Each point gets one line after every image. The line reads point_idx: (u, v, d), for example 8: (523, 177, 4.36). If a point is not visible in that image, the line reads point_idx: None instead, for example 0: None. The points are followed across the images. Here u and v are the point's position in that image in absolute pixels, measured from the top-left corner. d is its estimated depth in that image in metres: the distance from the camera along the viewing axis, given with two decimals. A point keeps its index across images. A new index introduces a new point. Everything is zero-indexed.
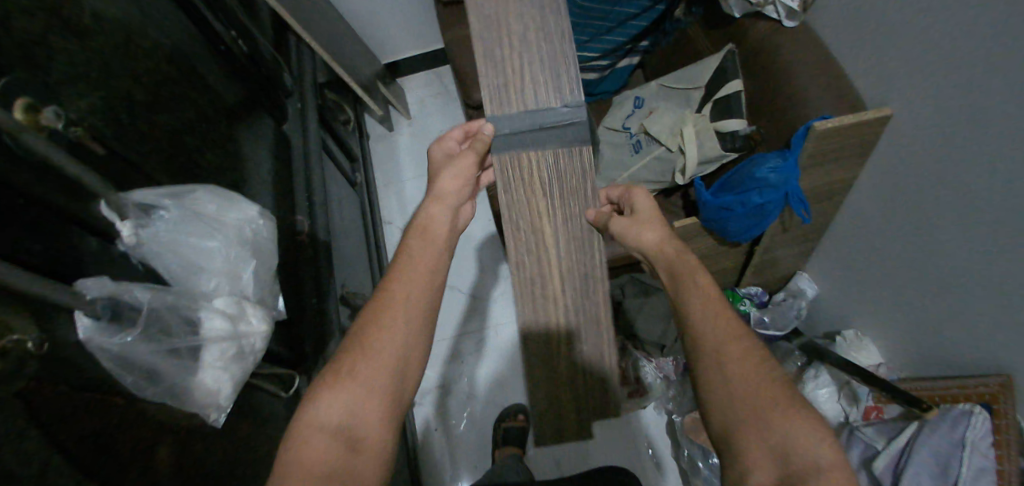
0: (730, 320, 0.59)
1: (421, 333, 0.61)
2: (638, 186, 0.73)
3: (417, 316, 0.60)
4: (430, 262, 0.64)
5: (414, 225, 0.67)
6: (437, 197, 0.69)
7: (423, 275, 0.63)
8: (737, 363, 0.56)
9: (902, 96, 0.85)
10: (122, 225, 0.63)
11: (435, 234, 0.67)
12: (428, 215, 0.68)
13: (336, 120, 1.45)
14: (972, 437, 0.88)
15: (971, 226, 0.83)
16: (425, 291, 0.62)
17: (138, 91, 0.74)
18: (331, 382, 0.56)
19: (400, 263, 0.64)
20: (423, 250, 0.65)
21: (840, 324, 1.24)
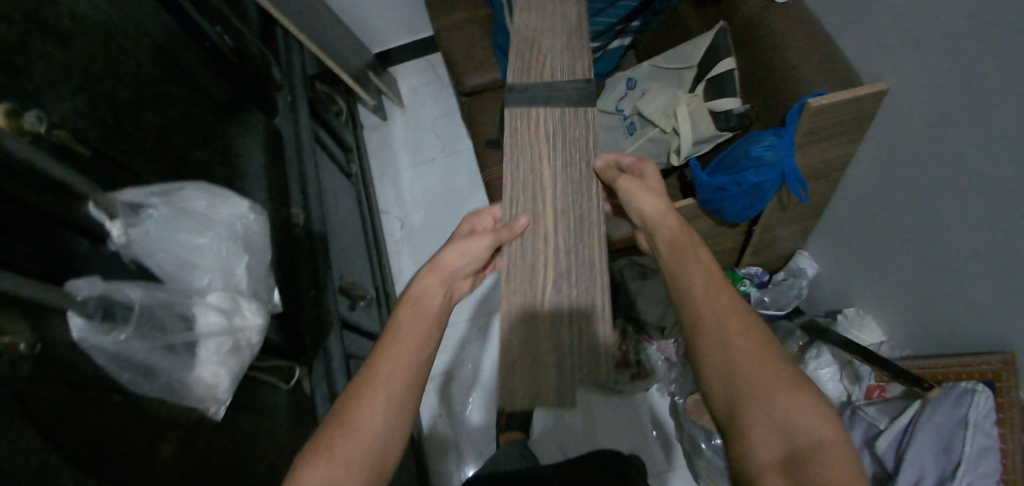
0: (732, 297, 0.59)
1: (407, 406, 0.59)
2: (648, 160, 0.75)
3: (400, 390, 0.58)
4: (417, 334, 0.63)
5: (405, 298, 0.66)
6: (436, 268, 0.69)
7: (409, 348, 0.61)
8: (745, 339, 0.55)
9: (898, 69, 0.83)
10: (112, 225, 0.63)
11: (424, 306, 0.66)
12: (421, 287, 0.67)
13: (328, 112, 1.44)
14: (975, 415, 0.88)
15: (969, 198, 0.81)
16: (410, 366, 0.60)
17: (122, 91, 0.74)
18: (311, 460, 0.54)
19: (389, 334, 0.63)
20: (412, 323, 0.64)
21: (840, 301, 1.23)
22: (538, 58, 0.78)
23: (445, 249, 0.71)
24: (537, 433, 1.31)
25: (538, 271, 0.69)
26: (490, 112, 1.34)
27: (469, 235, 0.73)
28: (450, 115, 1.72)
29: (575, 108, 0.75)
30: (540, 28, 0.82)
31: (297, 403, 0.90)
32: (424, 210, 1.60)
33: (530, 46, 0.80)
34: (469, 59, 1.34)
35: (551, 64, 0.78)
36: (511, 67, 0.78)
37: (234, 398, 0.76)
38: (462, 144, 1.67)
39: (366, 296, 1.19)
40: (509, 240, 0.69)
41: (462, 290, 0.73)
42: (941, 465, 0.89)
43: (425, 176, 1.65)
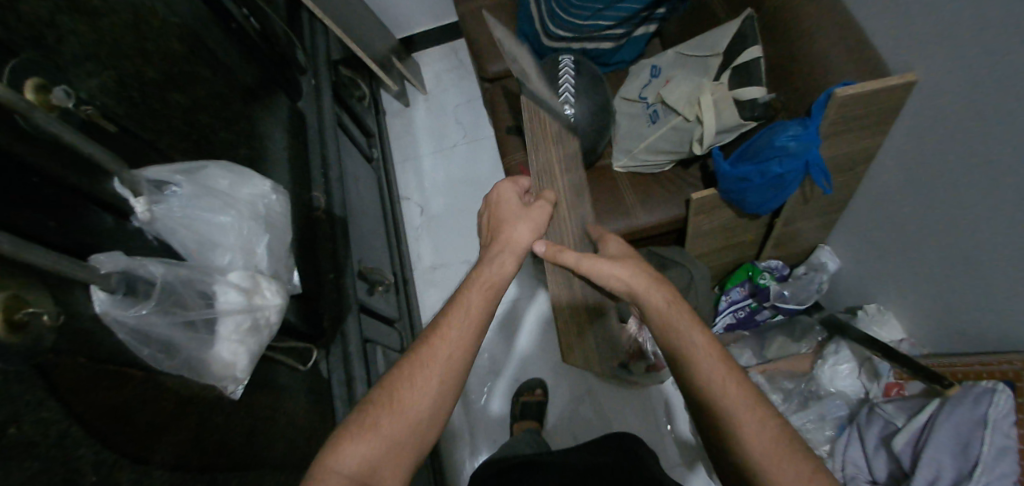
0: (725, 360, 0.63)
1: (454, 390, 0.61)
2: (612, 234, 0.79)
3: (453, 373, 0.61)
4: (485, 317, 0.65)
5: (476, 277, 0.68)
6: (512, 247, 0.71)
7: (472, 328, 0.64)
8: (741, 405, 0.59)
9: (929, 62, 0.81)
10: (136, 201, 0.64)
11: (496, 291, 0.68)
12: (497, 266, 0.69)
13: (352, 97, 1.44)
14: (994, 415, 0.86)
15: (997, 198, 0.79)
16: (469, 348, 0.63)
17: (149, 69, 0.74)
18: (352, 436, 0.57)
19: (454, 312, 0.65)
20: (482, 304, 0.66)
21: (863, 298, 1.21)
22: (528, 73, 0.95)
23: (518, 223, 0.73)
24: (550, 422, 1.31)
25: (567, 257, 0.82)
26: (511, 99, 1.32)
27: (524, 210, 0.75)
28: (472, 102, 1.71)
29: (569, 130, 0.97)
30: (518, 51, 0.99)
31: (315, 384, 0.91)
32: (442, 197, 1.60)
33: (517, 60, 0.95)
34: (492, 45, 1.33)
35: (538, 83, 0.96)
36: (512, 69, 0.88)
37: (253, 377, 0.77)
38: (484, 132, 1.66)
39: (385, 281, 1.19)
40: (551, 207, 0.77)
41: None
42: (959, 465, 0.87)
43: (445, 163, 1.64)
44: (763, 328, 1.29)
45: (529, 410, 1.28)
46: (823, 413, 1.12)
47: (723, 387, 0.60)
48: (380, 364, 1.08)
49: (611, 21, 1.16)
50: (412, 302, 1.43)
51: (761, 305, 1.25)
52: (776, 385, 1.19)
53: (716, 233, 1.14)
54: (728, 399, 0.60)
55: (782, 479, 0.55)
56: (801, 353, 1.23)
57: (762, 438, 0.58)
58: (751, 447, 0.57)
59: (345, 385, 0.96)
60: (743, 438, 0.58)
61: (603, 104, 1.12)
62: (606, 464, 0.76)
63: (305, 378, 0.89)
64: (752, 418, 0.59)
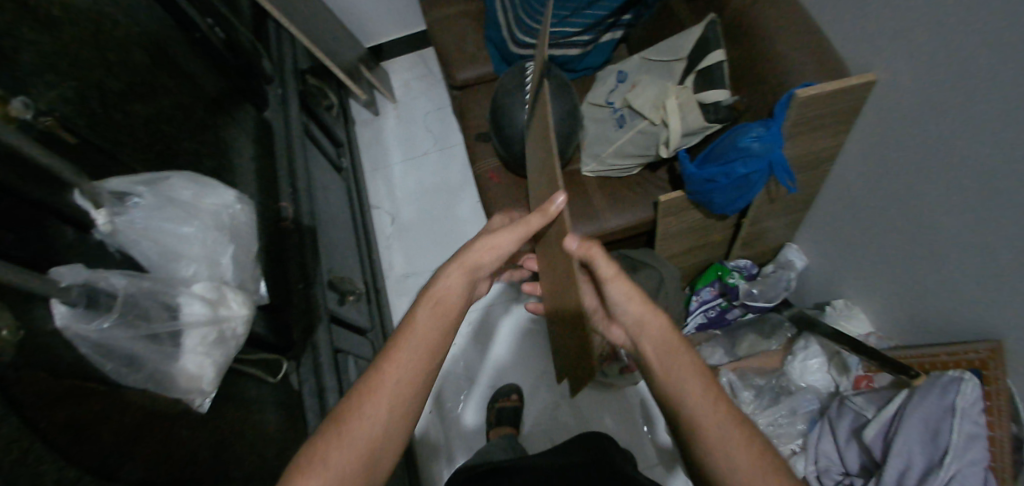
0: (709, 375, 0.63)
1: (404, 413, 0.60)
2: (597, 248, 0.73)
3: (402, 395, 0.60)
4: (434, 338, 0.64)
5: (429, 295, 0.67)
6: (464, 264, 0.70)
7: (421, 355, 0.62)
8: (726, 417, 0.59)
9: (886, 61, 0.84)
10: (97, 213, 0.64)
11: (446, 309, 0.66)
12: (446, 285, 0.68)
13: (320, 106, 1.43)
14: (963, 403, 0.88)
15: (953, 190, 0.82)
16: (417, 373, 0.62)
17: (111, 80, 0.73)
18: (298, 472, 0.54)
19: (403, 334, 0.64)
20: (430, 324, 0.64)
21: (830, 294, 1.23)
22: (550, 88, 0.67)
23: (475, 242, 0.72)
24: (526, 428, 1.31)
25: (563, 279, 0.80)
26: (480, 106, 1.33)
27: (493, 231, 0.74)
28: (442, 109, 1.72)
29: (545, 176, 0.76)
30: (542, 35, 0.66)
31: (285, 397, 0.90)
32: (415, 205, 1.60)
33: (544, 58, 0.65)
34: (460, 52, 1.34)
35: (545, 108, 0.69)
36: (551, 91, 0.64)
37: (220, 391, 0.76)
38: (455, 138, 1.68)
39: (356, 290, 1.19)
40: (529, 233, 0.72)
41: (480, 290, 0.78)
42: (929, 454, 0.89)
43: (417, 170, 1.65)
44: (734, 327, 1.30)
45: (506, 415, 1.27)
46: (795, 407, 1.14)
47: (709, 401, 0.60)
48: (352, 374, 1.08)
49: (577, 27, 1.19)
50: (384, 312, 1.42)
51: (732, 304, 1.26)
52: (747, 382, 1.21)
53: (685, 235, 1.16)
54: (714, 412, 0.59)
55: None
56: (771, 350, 1.25)
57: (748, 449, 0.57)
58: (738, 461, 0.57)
59: (316, 396, 0.95)
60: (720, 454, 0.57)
61: (571, 108, 1.14)
62: (576, 466, 0.76)
63: (275, 390, 0.88)
64: (736, 431, 0.58)
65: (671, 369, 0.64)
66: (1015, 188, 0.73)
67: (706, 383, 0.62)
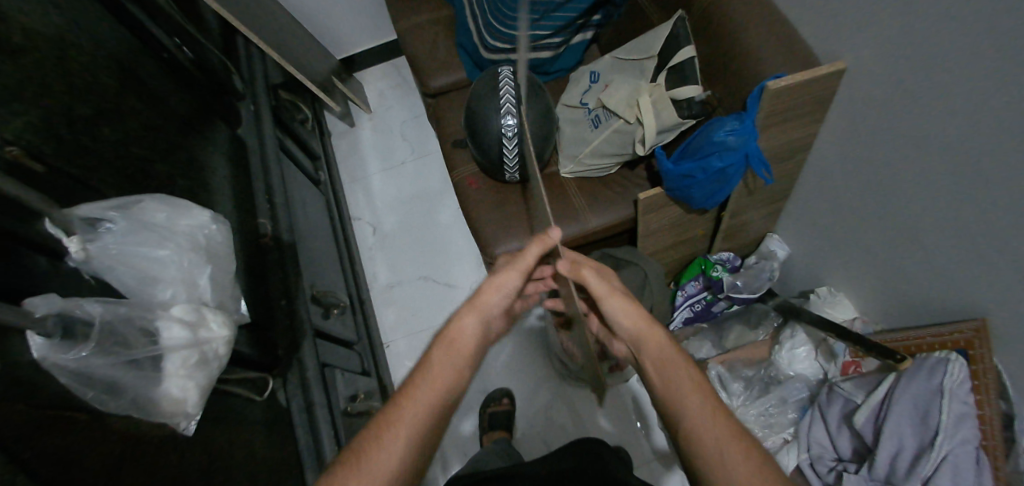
0: (711, 395, 0.62)
1: (422, 452, 0.60)
2: (585, 267, 0.76)
3: (421, 433, 0.60)
4: (450, 377, 0.65)
5: (442, 337, 0.68)
6: (475, 306, 0.71)
7: (438, 391, 0.63)
8: (727, 438, 0.58)
9: (853, 48, 0.85)
10: (69, 241, 0.62)
11: (460, 347, 0.67)
12: (459, 327, 0.69)
13: (293, 120, 1.43)
14: (950, 384, 0.89)
15: (929, 172, 0.83)
16: (436, 410, 0.62)
17: (78, 106, 0.73)
18: None
19: (420, 373, 0.65)
20: (445, 363, 0.65)
21: (813, 282, 1.24)
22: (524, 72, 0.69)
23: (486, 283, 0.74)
24: (520, 430, 1.31)
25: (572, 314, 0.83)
26: (455, 112, 1.34)
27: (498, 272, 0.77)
28: (419, 117, 1.72)
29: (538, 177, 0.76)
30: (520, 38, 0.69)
31: (273, 414, 0.89)
32: (397, 215, 1.60)
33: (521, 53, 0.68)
34: (433, 60, 1.34)
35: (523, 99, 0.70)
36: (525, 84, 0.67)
37: (205, 413, 0.75)
38: (432, 145, 1.68)
39: (340, 303, 1.19)
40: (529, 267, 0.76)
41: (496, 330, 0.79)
42: (920, 436, 0.90)
43: (396, 180, 1.64)
44: (720, 319, 1.31)
45: (498, 420, 1.27)
46: (785, 397, 1.15)
47: (710, 423, 0.59)
48: (340, 389, 1.07)
49: (546, 30, 1.19)
50: (370, 323, 1.41)
51: (717, 297, 1.27)
52: (735, 374, 1.21)
53: (667, 230, 1.17)
54: (718, 428, 0.59)
55: None
56: (758, 341, 1.25)
57: (748, 473, 0.55)
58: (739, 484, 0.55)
59: (305, 412, 0.94)
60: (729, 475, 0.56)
61: (546, 110, 1.14)
62: (567, 475, 0.75)
63: (264, 409, 0.88)
64: (737, 454, 0.57)
65: (672, 390, 0.63)
66: (989, 165, 0.74)
67: (707, 402, 0.61)
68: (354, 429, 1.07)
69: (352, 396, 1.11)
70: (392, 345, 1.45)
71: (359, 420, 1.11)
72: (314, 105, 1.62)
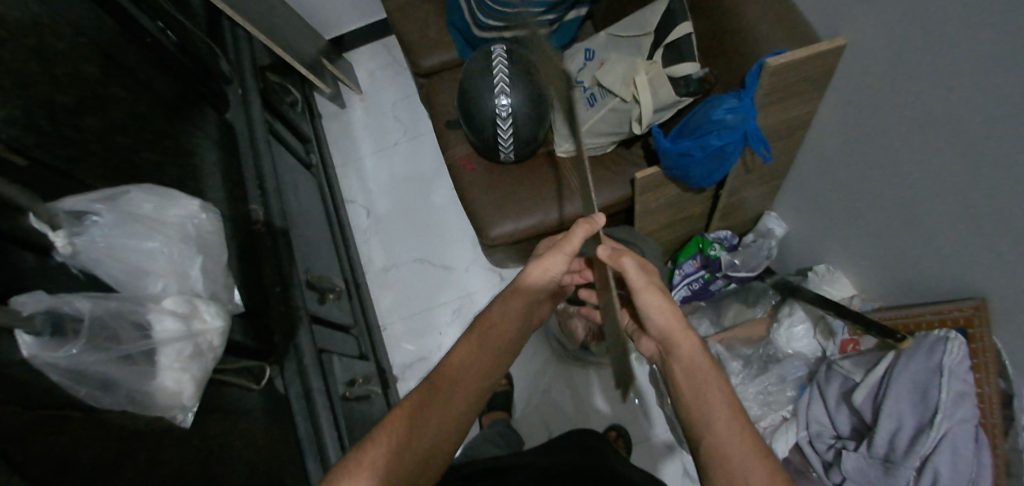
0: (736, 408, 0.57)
1: (450, 431, 0.60)
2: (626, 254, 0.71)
3: (453, 407, 0.61)
4: (484, 359, 0.65)
5: (479, 321, 0.69)
6: (519, 288, 0.72)
7: (473, 371, 0.64)
8: (747, 453, 0.53)
9: (855, 22, 0.83)
10: (56, 235, 0.61)
11: (497, 333, 0.68)
12: (503, 310, 0.70)
13: (283, 103, 1.40)
14: (949, 362, 0.89)
15: (931, 152, 0.82)
16: (469, 388, 0.63)
17: (60, 96, 0.71)
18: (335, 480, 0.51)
19: (457, 353, 0.65)
20: (483, 346, 0.66)
21: (812, 259, 1.24)
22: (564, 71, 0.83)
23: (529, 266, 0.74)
24: (520, 410, 1.32)
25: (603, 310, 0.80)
26: (447, 91, 1.31)
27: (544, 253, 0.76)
28: (410, 98, 1.70)
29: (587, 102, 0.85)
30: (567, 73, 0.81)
31: (272, 400, 0.89)
32: (390, 197, 1.58)
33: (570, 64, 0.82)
34: (424, 39, 1.32)
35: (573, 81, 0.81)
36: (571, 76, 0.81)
37: (203, 403, 0.74)
38: (424, 127, 1.65)
39: (335, 288, 1.18)
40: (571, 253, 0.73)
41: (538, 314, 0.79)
42: (919, 414, 0.90)
43: (388, 161, 1.62)
44: (718, 297, 1.31)
45: (498, 401, 1.28)
46: (783, 375, 1.15)
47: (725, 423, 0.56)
48: (338, 374, 1.07)
49: (541, 6, 1.13)
50: (366, 307, 1.40)
51: (714, 276, 1.26)
52: (734, 352, 1.21)
53: (664, 210, 1.16)
54: (732, 435, 0.55)
55: None
56: (756, 317, 1.25)
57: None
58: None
59: (303, 399, 0.94)
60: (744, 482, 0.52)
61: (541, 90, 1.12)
62: (571, 467, 0.74)
63: (264, 398, 0.87)
64: (756, 466, 0.52)
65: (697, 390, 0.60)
66: (989, 142, 0.73)
67: (731, 413, 0.57)
68: (354, 414, 1.07)
69: (351, 381, 1.12)
70: (389, 328, 1.45)
71: (359, 405, 1.11)
72: (302, 86, 1.59)
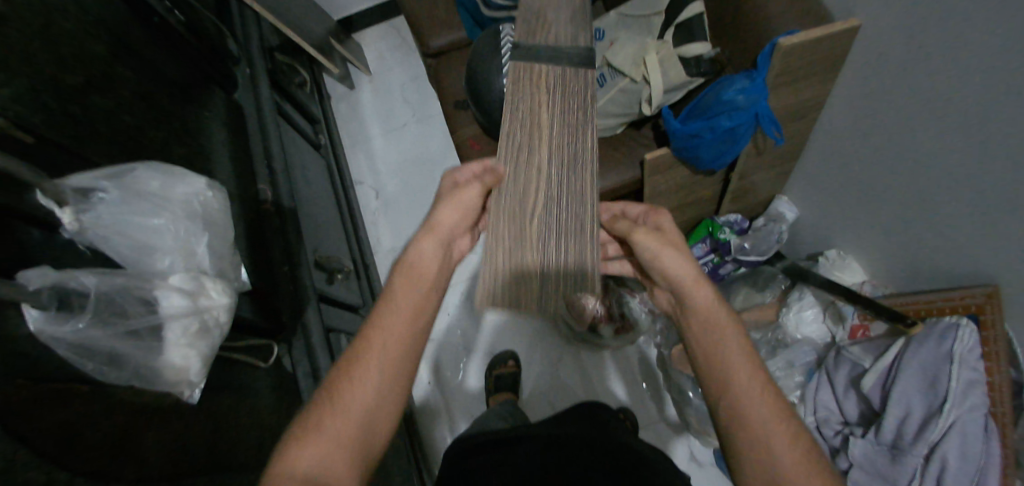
0: (761, 379, 0.58)
1: (398, 387, 0.60)
2: (637, 230, 0.67)
3: (394, 361, 0.60)
4: (412, 307, 0.64)
5: (402, 263, 0.67)
6: (432, 231, 0.70)
7: (404, 321, 0.63)
8: (773, 425, 0.55)
9: (871, 2, 0.82)
10: (62, 212, 0.61)
11: (419, 273, 0.67)
12: (418, 253, 0.68)
13: (290, 83, 1.39)
14: (960, 350, 0.88)
15: (945, 138, 0.81)
16: (406, 339, 0.62)
17: (67, 74, 0.70)
18: (298, 442, 0.54)
19: (384, 303, 0.65)
20: (407, 290, 0.65)
21: (823, 244, 1.23)
22: (539, 72, 0.82)
23: (439, 208, 0.72)
24: (526, 392, 1.32)
25: (528, 242, 0.73)
26: (455, 71, 1.31)
27: (458, 190, 0.73)
28: (418, 79, 1.68)
29: (575, 68, 0.82)
30: (544, 77, 0.82)
31: (279, 378, 0.89)
32: (398, 177, 1.58)
33: (535, 74, 0.82)
34: (431, 19, 1.31)
35: (550, 74, 0.82)
36: (528, 69, 0.82)
37: (211, 380, 0.74)
38: (432, 109, 1.64)
39: (343, 268, 1.18)
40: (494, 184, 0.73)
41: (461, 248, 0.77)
42: (928, 401, 0.89)
43: (397, 143, 1.62)
44: (727, 281, 1.30)
45: (504, 383, 1.26)
46: (792, 360, 1.14)
47: (760, 404, 0.56)
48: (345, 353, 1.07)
49: None
50: (375, 288, 1.41)
51: (723, 260, 1.27)
52: None
53: (674, 192, 1.15)
54: (762, 411, 0.56)
55: None
56: (766, 303, 1.24)
57: (791, 457, 0.53)
58: (785, 469, 0.53)
59: (311, 378, 0.94)
60: (776, 465, 0.53)
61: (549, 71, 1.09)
62: (575, 437, 0.74)
63: (270, 376, 0.88)
64: (785, 439, 0.54)
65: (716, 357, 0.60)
66: (1006, 125, 0.71)
67: (765, 393, 0.57)
68: None
69: None
70: None
71: None
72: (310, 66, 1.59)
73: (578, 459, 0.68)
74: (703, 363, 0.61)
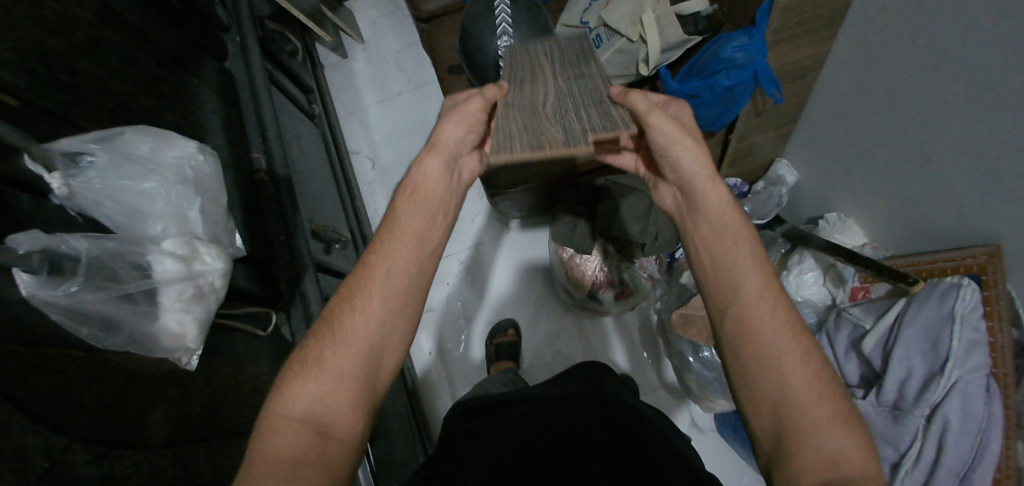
0: (773, 289, 0.61)
1: (403, 315, 0.61)
2: (654, 111, 0.65)
3: (397, 290, 0.61)
4: (417, 234, 0.64)
5: (406, 183, 0.66)
6: (435, 148, 0.67)
7: (408, 250, 0.63)
8: (777, 332, 0.58)
9: None
10: (51, 177, 0.60)
11: (424, 196, 0.66)
12: (423, 172, 0.66)
13: (283, 52, 1.37)
14: (961, 309, 0.87)
15: (947, 96, 0.80)
16: (408, 266, 0.62)
17: (53, 36, 0.68)
18: (297, 374, 0.55)
19: (388, 227, 0.64)
20: (411, 212, 0.65)
21: (823, 207, 1.22)
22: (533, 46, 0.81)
23: (444, 122, 0.69)
24: (527, 362, 1.32)
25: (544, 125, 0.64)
26: (449, 37, 1.29)
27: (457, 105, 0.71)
28: (412, 48, 1.67)
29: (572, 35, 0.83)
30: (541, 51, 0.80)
31: (274, 348, 0.89)
32: (394, 147, 1.56)
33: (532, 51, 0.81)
34: None
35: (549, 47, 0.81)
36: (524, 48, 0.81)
37: (208, 347, 0.74)
38: (428, 77, 1.62)
39: (341, 239, 1.16)
40: (496, 96, 0.70)
41: (468, 168, 0.73)
42: (930, 362, 0.88)
43: (391, 113, 1.60)
44: None
45: (505, 350, 1.26)
46: None
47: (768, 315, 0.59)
48: None
49: None
50: None
51: None
52: None
53: None
54: (769, 319, 0.59)
55: (809, 415, 0.54)
56: None
57: (802, 373, 0.56)
58: (786, 377, 0.56)
59: None
60: (783, 370, 0.56)
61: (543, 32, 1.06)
62: (571, 400, 0.73)
63: (267, 344, 0.88)
64: (788, 346, 0.57)
65: (730, 284, 0.62)
66: (1007, 82, 0.71)
67: (775, 305, 0.60)
68: None
69: None
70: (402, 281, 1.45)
71: None
72: (302, 36, 1.57)
73: (584, 435, 0.65)
74: (718, 278, 0.63)
